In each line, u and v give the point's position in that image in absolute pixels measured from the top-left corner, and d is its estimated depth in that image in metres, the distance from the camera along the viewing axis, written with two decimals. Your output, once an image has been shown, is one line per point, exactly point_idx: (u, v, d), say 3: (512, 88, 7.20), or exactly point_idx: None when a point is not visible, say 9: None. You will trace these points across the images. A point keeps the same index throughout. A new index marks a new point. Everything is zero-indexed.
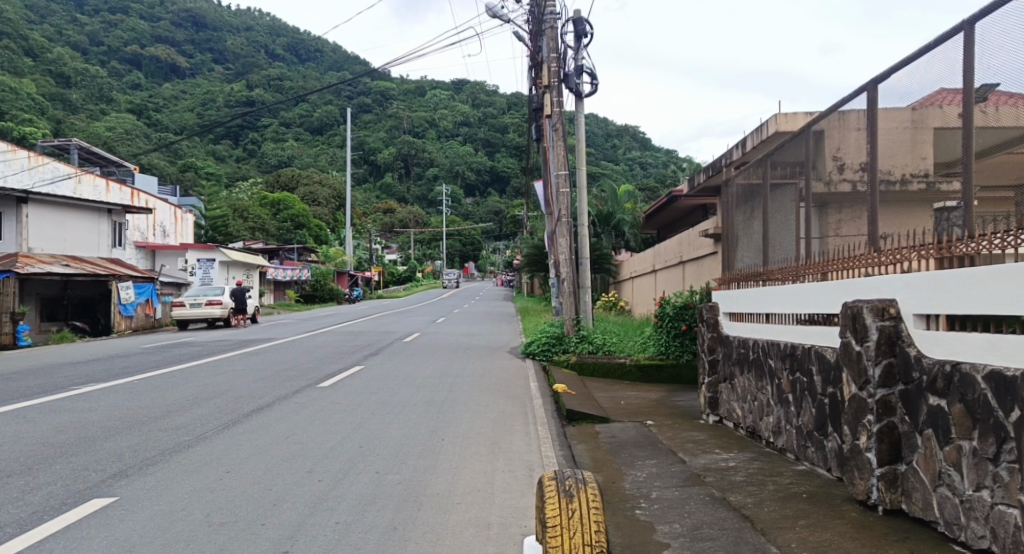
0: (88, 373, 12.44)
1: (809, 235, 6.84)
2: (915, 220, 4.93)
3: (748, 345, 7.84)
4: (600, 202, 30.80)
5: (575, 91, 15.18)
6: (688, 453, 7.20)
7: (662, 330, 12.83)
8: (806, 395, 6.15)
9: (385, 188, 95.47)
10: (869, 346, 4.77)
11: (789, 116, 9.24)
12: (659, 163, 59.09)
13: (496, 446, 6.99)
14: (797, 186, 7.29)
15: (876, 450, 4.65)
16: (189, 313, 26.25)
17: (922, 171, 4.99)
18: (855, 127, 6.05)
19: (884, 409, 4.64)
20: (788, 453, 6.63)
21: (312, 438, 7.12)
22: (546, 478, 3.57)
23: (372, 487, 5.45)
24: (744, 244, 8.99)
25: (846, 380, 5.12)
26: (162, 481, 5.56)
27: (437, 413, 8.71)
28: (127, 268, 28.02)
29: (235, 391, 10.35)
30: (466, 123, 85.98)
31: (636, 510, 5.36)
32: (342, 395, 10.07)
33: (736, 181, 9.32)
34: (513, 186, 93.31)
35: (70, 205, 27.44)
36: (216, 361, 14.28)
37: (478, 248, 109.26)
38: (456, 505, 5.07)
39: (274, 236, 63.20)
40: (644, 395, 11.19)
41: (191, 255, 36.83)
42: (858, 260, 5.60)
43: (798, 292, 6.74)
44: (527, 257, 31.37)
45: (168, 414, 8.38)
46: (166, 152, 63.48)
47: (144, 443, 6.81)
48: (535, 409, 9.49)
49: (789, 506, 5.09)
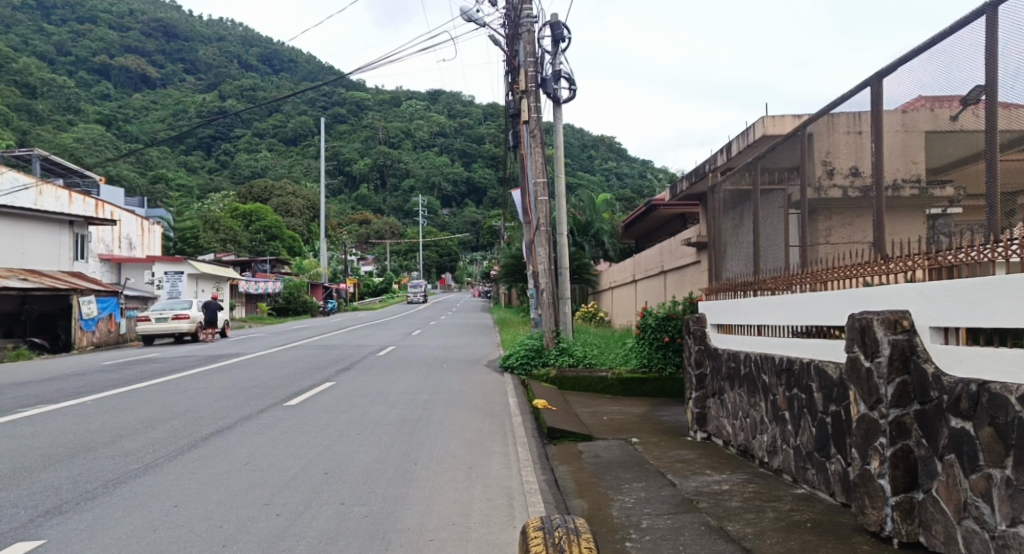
0: (40, 394, 11.70)
1: (800, 243, 6.51)
2: (914, 227, 4.66)
3: (738, 359, 7.46)
4: (578, 211, 30.58)
5: (552, 96, 14.82)
6: (678, 474, 6.75)
7: (644, 341, 12.41)
8: (805, 413, 5.76)
9: (361, 199, 95.21)
10: (880, 361, 4.38)
11: (777, 119, 8.90)
12: (634, 174, 58.97)
13: (473, 470, 6.54)
14: (787, 192, 6.94)
15: (890, 477, 4.25)
16: (154, 327, 25.42)
17: (915, 175, 4.79)
18: (846, 129, 5.72)
19: (898, 432, 4.24)
20: (784, 473, 6.23)
21: (274, 465, 6.59)
22: (530, 528, 3.17)
23: (335, 523, 4.90)
24: (732, 252, 8.62)
25: (853, 399, 4.72)
26: (99, 519, 4.97)
27: (411, 433, 8.22)
28: (90, 281, 27.18)
29: (195, 412, 9.74)
30: (443, 133, 86.55)
31: (626, 542, 4.89)
32: (310, 414, 9.53)
33: (722, 187, 8.97)
34: (490, 198, 92.75)
35: (28, 217, 26.50)
36: (179, 379, 13.61)
37: (455, 259, 108.47)
38: (430, 543, 4.54)
39: (246, 247, 62.33)
40: (627, 410, 10.75)
41: (158, 268, 35.79)
42: (860, 269, 5.23)
43: (792, 302, 6.36)
44: (505, 267, 31.00)
45: (119, 439, 7.78)
46: (135, 162, 61.78)
47: (87, 473, 6.23)
48: (515, 428, 9.02)
49: (794, 538, 4.65)
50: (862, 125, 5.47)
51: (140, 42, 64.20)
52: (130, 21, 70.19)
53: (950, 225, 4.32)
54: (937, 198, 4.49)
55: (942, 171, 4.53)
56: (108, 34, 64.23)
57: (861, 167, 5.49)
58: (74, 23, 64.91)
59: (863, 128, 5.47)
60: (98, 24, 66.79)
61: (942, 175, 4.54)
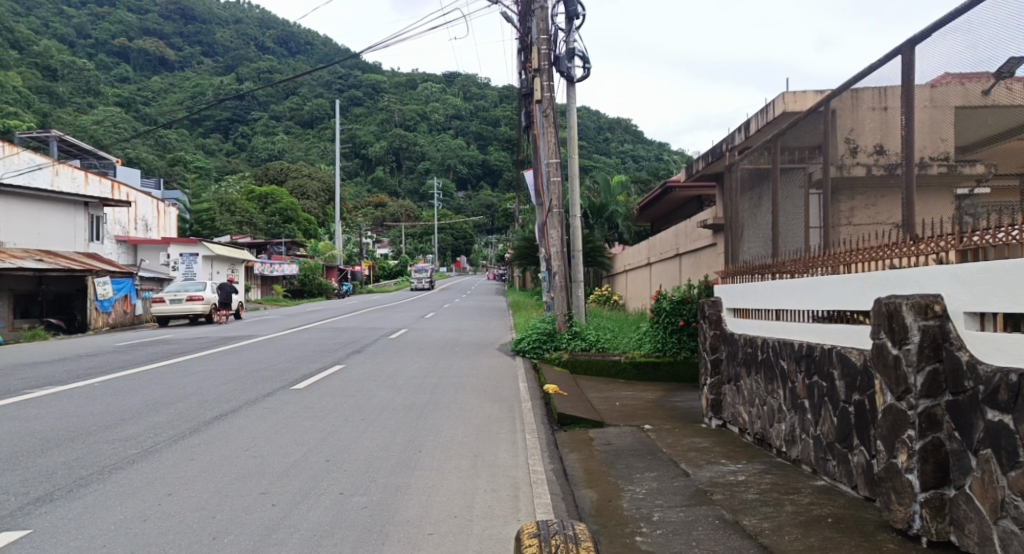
0: (49, 376, 11.61)
1: (822, 224, 6.20)
2: (944, 206, 4.41)
3: (755, 344, 7.18)
4: (593, 193, 30.21)
5: (565, 75, 14.45)
6: (692, 463, 6.51)
7: (658, 325, 12.16)
8: (826, 402, 5.48)
9: (377, 181, 94.96)
10: (909, 349, 4.08)
11: (798, 95, 8.51)
12: (651, 156, 58.39)
13: (479, 459, 6.34)
14: (809, 171, 6.60)
15: (918, 472, 3.98)
16: (169, 309, 25.42)
17: (944, 153, 4.49)
18: (871, 105, 5.40)
19: (928, 424, 3.96)
20: (803, 464, 5.95)
21: (275, 451, 6.45)
22: None
23: (331, 515, 4.71)
24: (750, 234, 8.28)
25: (879, 388, 4.43)
26: (88, 508, 4.86)
27: (417, 419, 8.04)
28: (105, 262, 27.29)
29: (201, 394, 9.62)
30: (458, 116, 87.58)
31: (636, 537, 4.66)
32: (316, 398, 9.37)
33: (739, 166, 8.62)
34: (505, 180, 92.18)
35: (44, 197, 26.53)
36: (188, 361, 13.51)
37: (470, 242, 107.85)
38: (429, 537, 4.34)
39: (262, 230, 62.35)
40: (640, 395, 10.51)
41: (173, 249, 35.79)
42: (885, 251, 4.91)
43: (812, 285, 6.06)
44: (518, 249, 30.77)
45: (121, 422, 7.67)
46: (153, 144, 61.65)
47: (83, 459, 6.12)
48: (524, 413, 8.80)
49: (814, 535, 4.39)
50: (887, 100, 5.15)
51: (158, 25, 64.06)
52: (147, 4, 70.06)
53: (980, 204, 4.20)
54: (972, 177, 4.31)
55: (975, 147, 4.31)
56: (126, 17, 64.17)
57: (888, 143, 5.16)
58: (92, 6, 64.80)
59: (888, 104, 5.16)
60: (116, 7, 66.72)
61: (977, 150, 4.29)
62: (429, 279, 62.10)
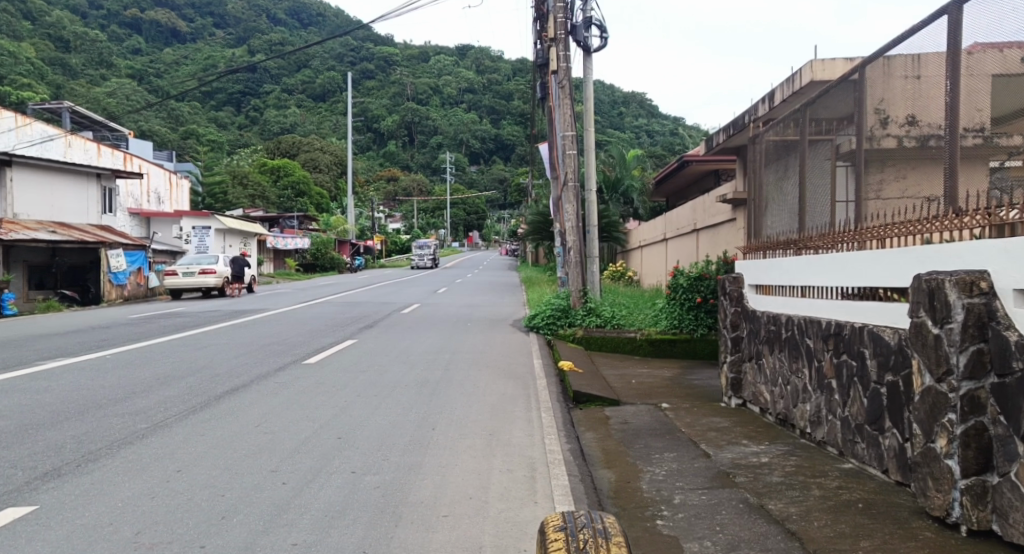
0: (61, 347, 11.53)
1: (852, 198, 5.94)
2: (973, 179, 4.23)
3: (779, 321, 6.96)
4: (608, 167, 29.85)
5: (581, 45, 14.10)
6: (713, 444, 6.33)
7: (675, 302, 11.92)
8: (855, 382, 5.28)
9: (389, 155, 94.36)
10: (951, 328, 3.83)
11: (828, 63, 8.14)
12: (666, 130, 57.53)
13: (493, 437, 6.19)
14: (839, 142, 6.30)
15: (959, 457, 3.77)
16: (181, 282, 25.44)
17: (981, 124, 4.27)
18: (908, 72, 5.10)
19: (970, 408, 3.74)
20: (829, 446, 5.77)
21: (286, 427, 6.34)
22: (550, 527, 2.86)
23: (343, 494, 4.57)
24: (774, 207, 8.00)
25: (915, 368, 4.18)
26: (97, 484, 4.74)
27: (430, 396, 7.91)
28: (117, 234, 27.22)
29: (212, 369, 9.53)
30: (470, 90, 86.97)
31: (656, 520, 4.50)
32: (328, 374, 9.26)
33: (764, 138, 8.31)
34: (518, 154, 91.40)
35: (57, 168, 26.44)
36: (200, 334, 13.45)
37: (482, 216, 107.24)
38: (442, 519, 4.19)
39: (274, 204, 62.24)
40: (656, 372, 10.33)
41: (186, 222, 35.66)
42: (922, 226, 4.65)
43: (842, 260, 5.81)
44: (532, 224, 30.49)
45: (131, 396, 7.59)
46: (165, 116, 61.23)
47: (92, 434, 6.02)
48: (539, 391, 8.66)
49: (845, 521, 4.20)
50: (922, 68, 4.92)
51: None
52: None
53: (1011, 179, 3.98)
54: (1006, 147, 4.06)
55: (1011, 116, 4.09)
56: None
57: (927, 113, 4.89)
58: None
59: (923, 73, 4.92)
60: None
61: (1014, 121, 4.06)
62: (430, 255, 55.82)
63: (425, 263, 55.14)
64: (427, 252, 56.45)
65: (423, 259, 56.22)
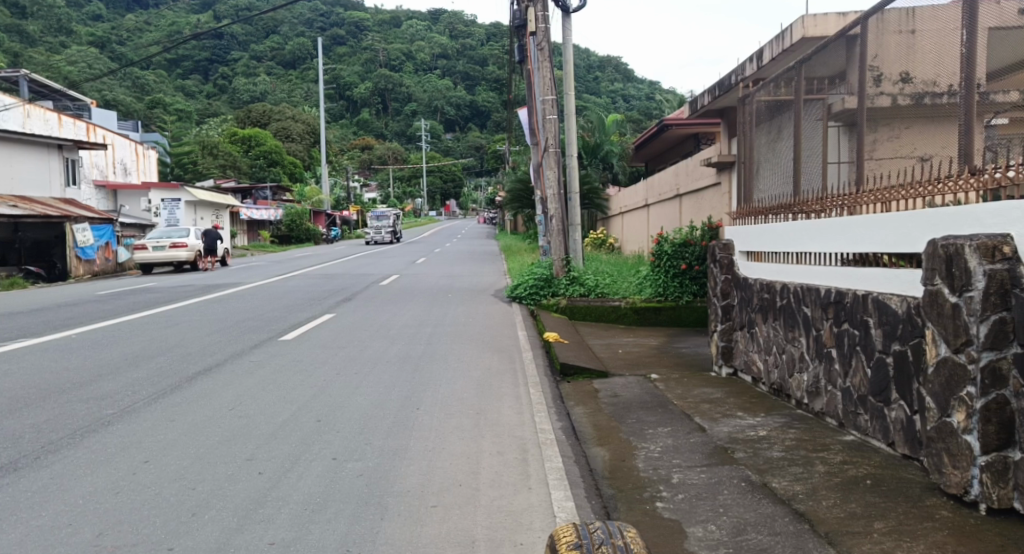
0: (23, 327, 10.98)
1: (848, 160, 5.69)
2: (962, 136, 4.21)
3: (774, 289, 6.76)
4: (587, 132, 29.56)
5: (560, 5, 13.62)
6: (707, 417, 6.11)
7: (659, 269, 11.72)
8: (857, 352, 5.08)
9: (363, 124, 91.84)
10: (972, 297, 3.59)
11: (820, 18, 7.80)
12: (642, 95, 57.16)
13: (481, 416, 5.95)
14: (834, 102, 6.03)
15: (979, 433, 3.56)
16: (152, 256, 24.72)
17: None
18: (918, 26, 4.82)
19: (992, 380, 3.53)
20: (828, 418, 5.60)
21: (262, 410, 6.03)
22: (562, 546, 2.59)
23: (324, 485, 4.28)
24: (766, 170, 7.72)
25: (930, 338, 3.95)
26: (56, 478, 4.40)
27: (413, 373, 7.62)
28: (82, 207, 26.39)
29: (183, 347, 9.14)
30: (444, 55, 90.25)
31: (655, 503, 4.26)
32: (305, 350, 8.90)
33: (755, 98, 7.98)
34: (494, 121, 90.08)
35: (18, 141, 25.54)
36: (171, 311, 12.98)
37: (459, 184, 105.72)
38: (433, 510, 3.92)
39: (246, 174, 60.83)
40: (643, 341, 10.15)
41: (155, 195, 34.76)
42: (932, 190, 4.39)
43: (840, 225, 5.56)
44: (511, 191, 30.06)
45: (97, 379, 7.19)
46: (130, 85, 59.22)
47: (53, 422, 5.65)
48: (525, 364, 8.41)
49: (855, 500, 3.99)
50: (917, 22, 4.81)
51: None
52: None
53: (1000, 136, 4.01)
54: (996, 105, 4.08)
55: (1004, 72, 4.11)
56: None
57: (928, 65, 4.76)
58: None
59: (923, 26, 4.77)
60: None
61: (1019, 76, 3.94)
62: (389, 228, 47.35)
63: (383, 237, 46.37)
64: (385, 226, 47.44)
65: (379, 233, 47.55)
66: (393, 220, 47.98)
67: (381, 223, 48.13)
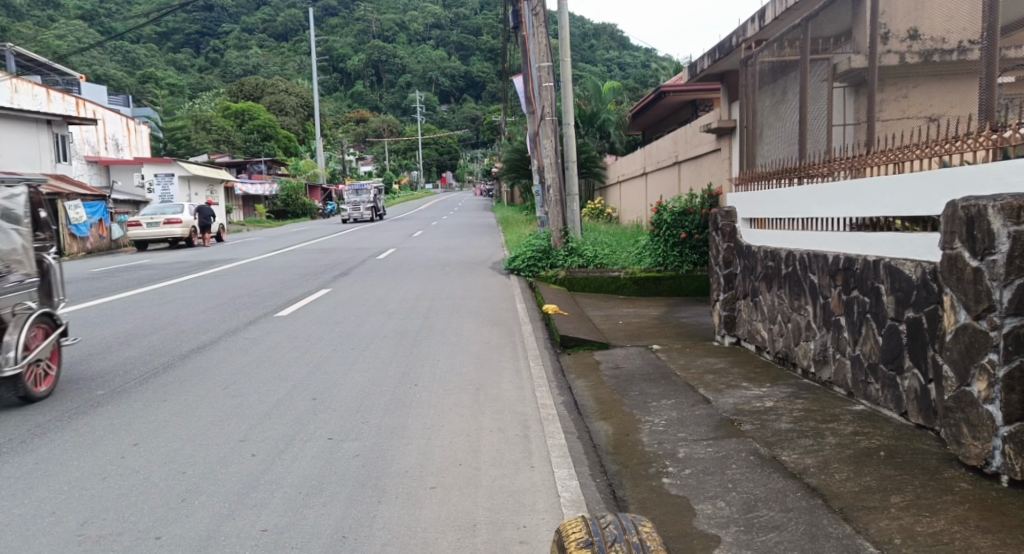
0: None
1: (857, 120, 5.46)
2: (985, 91, 3.99)
3: (779, 257, 6.58)
4: (583, 101, 29.19)
5: None
6: (712, 389, 5.96)
7: (659, 239, 11.52)
8: (869, 319, 4.91)
9: (357, 96, 90.86)
10: (995, 260, 3.41)
11: None
12: (637, 64, 56.39)
13: (481, 392, 5.82)
14: (841, 59, 5.78)
15: (1002, 402, 3.40)
16: (147, 233, 24.40)
17: None
18: None
19: (1016, 347, 3.37)
20: (836, 387, 5.46)
21: (255, 389, 5.88)
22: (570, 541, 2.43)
23: (319, 466, 4.14)
24: (770, 134, 7.49)
25: (948, 304, 3.78)
26: (42, 463, 4.25)
27: (410, 348, 7.47)
28: (74, 184, 26.09)
29: (176, 324, 8.97)
30: (437, 26, 89.16)
31: (661, 479, 4.12)
32: (300, 326, 8.73)
33: (759, 59, 7.72)
34: (489, 91, 89.03)
35: (7, 116, 25.17)
36: (164, 287, 12.79)
37: (455, 156, 104.71)
38: (431, 492, 3.77)
39: (240, 149, 60.18)
40: (643, 312, 9.98)
41: (147, 169, 34.34)
42: (952, 148, 4.17)
43: (850, 188, 5.34)
44: (508, 162, 29.73)
45: (87, 358, 7.04)
46: (121, 59, 58.37)
47: (41, 403, 5.50)
48: (524, 337, 8.26)
49: (869, 473, 3.84)
50: None
51: None
52: None
53: None
54: None
55: None
56: None
57: (946, 17, 4.52)
58: None
59: None
60: None
61: None
62: (369, 203, 44.44)
63: (364, 211, 43.59)
64: (365, 201, 44.68)
65: (359, 209, 44.52)
66: (373, 194, 45.49)
67: (359, 198, 45.25)
